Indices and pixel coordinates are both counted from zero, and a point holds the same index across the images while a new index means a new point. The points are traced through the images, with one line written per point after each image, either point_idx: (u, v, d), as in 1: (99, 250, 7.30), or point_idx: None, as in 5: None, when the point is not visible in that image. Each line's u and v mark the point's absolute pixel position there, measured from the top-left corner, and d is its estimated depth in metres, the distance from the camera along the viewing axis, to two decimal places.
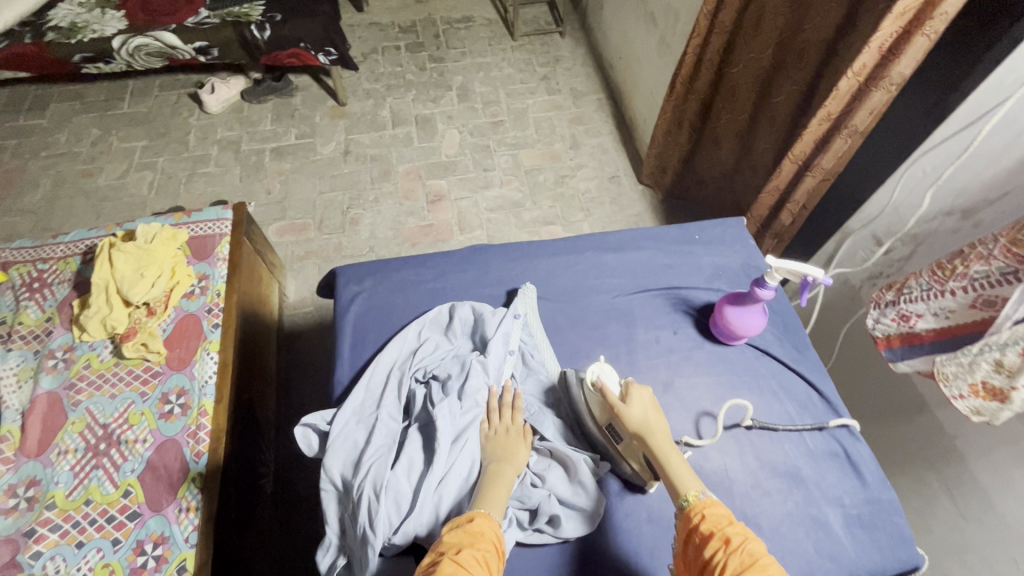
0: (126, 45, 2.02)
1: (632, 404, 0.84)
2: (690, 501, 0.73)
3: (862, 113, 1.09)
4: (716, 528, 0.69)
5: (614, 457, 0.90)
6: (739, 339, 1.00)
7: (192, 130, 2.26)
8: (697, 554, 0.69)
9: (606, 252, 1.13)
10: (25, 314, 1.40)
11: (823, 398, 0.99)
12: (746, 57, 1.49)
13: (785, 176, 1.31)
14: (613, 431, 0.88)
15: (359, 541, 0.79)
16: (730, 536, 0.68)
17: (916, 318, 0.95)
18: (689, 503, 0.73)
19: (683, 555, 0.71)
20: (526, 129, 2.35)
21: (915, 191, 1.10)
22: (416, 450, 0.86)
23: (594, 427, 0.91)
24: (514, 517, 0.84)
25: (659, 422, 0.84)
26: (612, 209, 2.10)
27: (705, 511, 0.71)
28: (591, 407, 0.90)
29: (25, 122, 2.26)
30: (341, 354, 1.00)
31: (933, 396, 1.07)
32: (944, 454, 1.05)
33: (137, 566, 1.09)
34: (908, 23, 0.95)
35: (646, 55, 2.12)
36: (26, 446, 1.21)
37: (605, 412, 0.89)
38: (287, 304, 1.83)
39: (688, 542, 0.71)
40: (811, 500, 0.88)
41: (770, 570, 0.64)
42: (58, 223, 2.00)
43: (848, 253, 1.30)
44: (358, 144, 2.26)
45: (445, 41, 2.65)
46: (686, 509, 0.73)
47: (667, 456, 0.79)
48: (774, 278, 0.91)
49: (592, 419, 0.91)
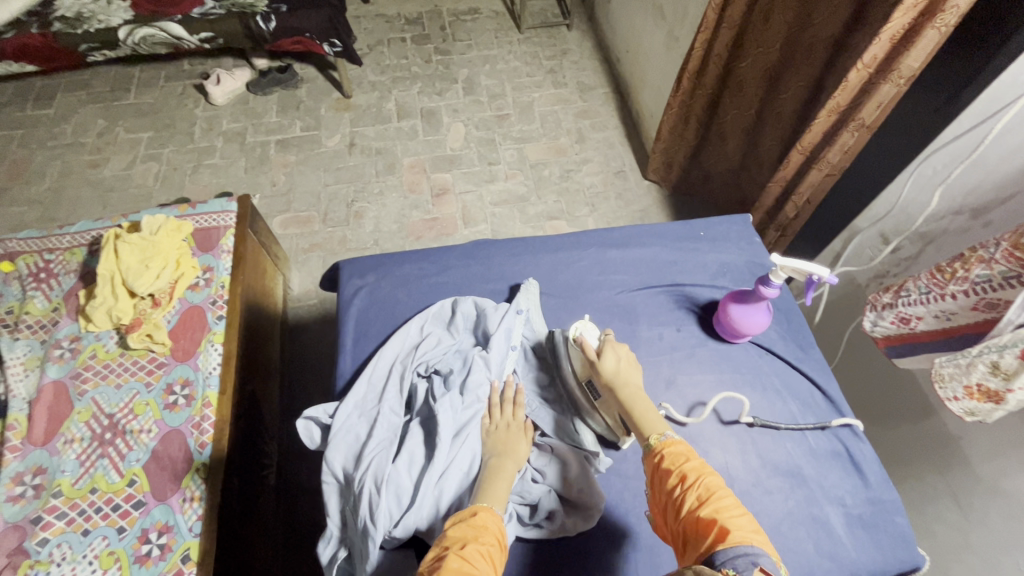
0: (132, 36, 2.02)
1: (605, 357, 0.87)
2: (653, 442, 0.76)
3: (870, 106, 1.08)
4: (675, 466, 0.72)
5: (593, 416, 0.92)
6: (741, 337, 1.00)
7: (198, 122, 2.26)
8: (661, 492, 0.71)
9: (610, 248, 1.13)
10: (31, 303, 1.41)
11: (827, 397, 0.98)
12: (754, 51, 1.47)
13: (792, 166, 1.31)
14: (591, 386, 0.91)
15: (360, 535, 0.79)
16: (689, 474, 0.70)
17: (917, 320, 0.94)
18: (652, 443, 0.76)
19: (651, 497, 0.73)
20: (532, 122, 2.33)
21: (924, 189, 1.08)
22: (417, 444, 0.86)
23: (575, 384, 0.93)
24: (514, 512, 0.84)
25: (632, 374, 0.87)
26: (617, 204, 2.09)
27: (664, 450, 0.73)
28: (573, 363, 0.93)
29: (31, 112, 2.27)
30: (343, 347, 1.01)
31: (938, 396, 1.06)
32: (948, 454, 1.04)
33: (141, 555, 1.11)
34: (919, 14, 0.94)
35: (654, 48, 2.09)
36: (32, 434, 1.23)
37: (586, 368, 0.91)
38: (291, 296, 1.84)
39: (653, 482, 0.73)
40: (812, 500, 0.88)
41: (726, 502, 0.66)
42: (64, 214, 2.01)
43: (855, 251, 1.28)
44: (363, 137, 2.25)
45: (452, 33, 2.64)
46: (650, 449, 0.76)
47: (635, 403, 0.82)
48: (779, 277, 0.90)
49: (574, 377, 0.93)
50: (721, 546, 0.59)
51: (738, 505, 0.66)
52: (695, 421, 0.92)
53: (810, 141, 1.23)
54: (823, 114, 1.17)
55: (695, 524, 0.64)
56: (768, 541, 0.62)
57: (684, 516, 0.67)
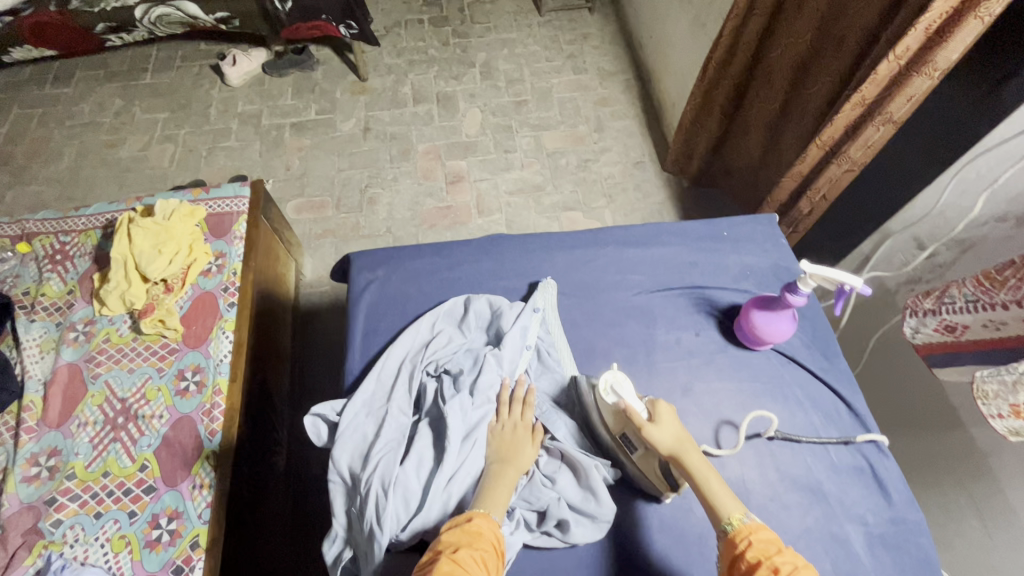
0: (148, 15, 2.00)
1: (659, 425, 0.78)
2: (734, 528, 0.69)
3: (899, 100, 1.01)
4: (763, 557, 0.65)
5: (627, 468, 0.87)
6: (764, 344, 0.96)
7: (213, 103, 2.24)
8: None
9: (628, 247, 1.09)
10: (47, 285, 1.42)
11: (851, 411, 0.94)
12: (784, 42, 1.39)
13: (810, 161, 1.24)
14: (627, 441, 0.85)
15: (366, 537, 0.78)
16: (779, 565, 0.63)
17: (963, 329, 0.90)
18: (733, 527, 0.69)
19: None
20: (550, 109, 2.28)
21: (967, 193, 1.02)
22: (425, 446, 0.84)
23: (607, 436, 0.88)
24: (521, 518, 0.82)
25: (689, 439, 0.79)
26: (635, 196, 2.04)
27: (751, 538, 0.67)
28: (603, 415, 0.87)
29: (50, 91, 2.27)
30: (352, 342, 0.99)
31: (969, 411, 1.01)
32: (976, 472, 1.00)
33: (151, 540, 1.12)
34: (961, 2, 0.87)
35: (679, 34, 2.01)
36: (48, 416, 1.24)
37: (619, 422, 0.85)
38: (304, 282, 1.83)
39: (732, 570, 0.67)
40: (832, 517, 0.85)
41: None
42: (82, 194, 2.02)
43: (885, 256, 1.22)
44: (378, 121, 2.22)
45: (470, 15, 2.57)
46: (729, 534, 0.69)
47: (703, 476, 0.75)
48: (807, 285, 0.86)
49: (605, 428, 0.88)
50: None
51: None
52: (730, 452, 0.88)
53: (830, 136, 1.16)
54: (847, 106, 1.09)
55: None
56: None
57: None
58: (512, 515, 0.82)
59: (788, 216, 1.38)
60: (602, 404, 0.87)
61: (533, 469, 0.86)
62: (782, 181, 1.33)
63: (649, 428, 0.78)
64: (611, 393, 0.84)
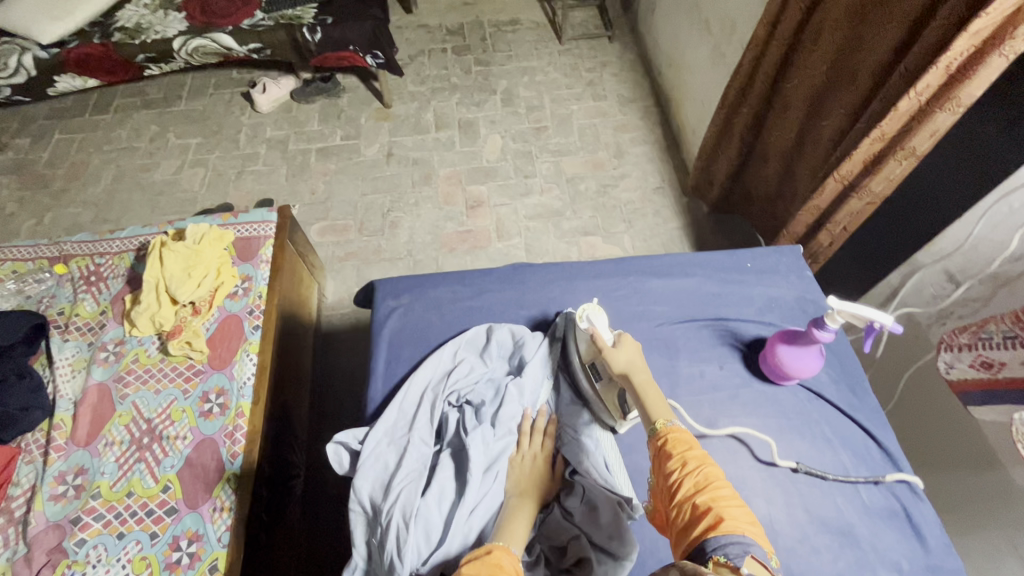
0: (186, 46, 2.09)
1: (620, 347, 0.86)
2: (657, 427, 0.74)
3: (921, 135, 1.01)
4: (677, 451, 0.70)
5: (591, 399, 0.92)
6: (789, 379, 0.94)
7: (243, 129, 2.32)
8: (659, 476, 0.70)
9: (650, 277, 1.08)
10: (82, 306, 1.47)
11: (883, 450, 0.91)
12: (801, 73, 1.40)
13: (828, 193, 1.23)
14: (595, 370, 0.92)
15: (387, 570, 0.77)
16: (689, 461, 0.69)
17: (1000, 366, 0.88)
18: (656, 428, 0.74)
19: (650, 478, 0.73)
20: (570, 135, 2.30)
21: (1000, 228, 1.00)
22: (447, 478, 0.84)
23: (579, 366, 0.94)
24: (542, 555, 0.81)
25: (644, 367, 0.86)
26: (655, 222, 2.04)
27: (669, 435, 0.72)
28: (580, 345, 0.94)
29: (91, 118, 2.37)
30: (375, 370, 1.00)
31: (1007, 451, 0.98)
32: (1016, 517, 0.96)
33: (171, 562, 1.12)
34: (983, 40, 0.87)
35: (699, 62, 2.04)
36: (76, 435, 1.27)
37: (591, 351, 0.92)
38: (326, 304, 1.86)
39: (653, 464, 0.73)
40: (864, 562, 0.82)
41: (723, 491, 0.65)
42: (116, 216, 2.09)
43: (915, 289, 1.19)
44: (401, 147, 2.27)
45: (492, 44, 2.64)
46: (652, 433, 0.75)
47: (644, 389, 0.81)
48: (835, 321, 0.85)
49: (579, 360, 0.95)
50: (713, 532, 0.59)
51: (735, 496, 0.65)
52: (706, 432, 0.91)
53: (848, 170, 1.15)
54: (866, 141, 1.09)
55: (690, 510, 0.64)
56: (761, 531, 0.61)
57: (679, 501, 0.66)
58: (531, 550, 0.81)
59: (809, 248, 1.36)
60: (581, 336, 0.94)
61: (556, 502, 0.85)
62: (798, 214, 1.33)
63: (609, 348, 0.86)
64: (585, 321, 0.93)
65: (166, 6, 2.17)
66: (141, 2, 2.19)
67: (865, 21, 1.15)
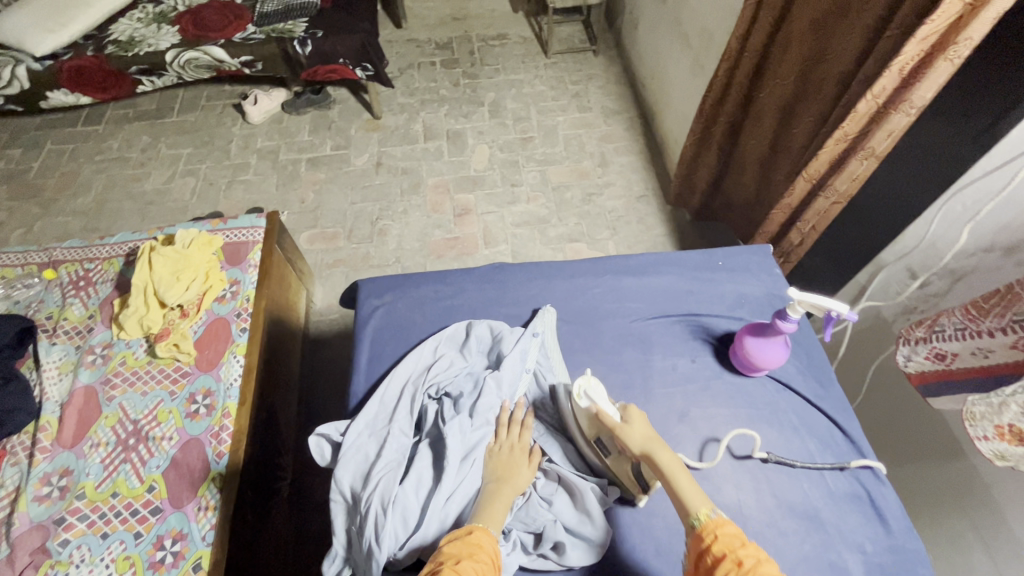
0: (178, 58, 2.13)
1: (631, 425, 0.82)
2: (700, 519, 0.70)
3: (880, 135, 1.06)
4: (728, 550, 0.66)
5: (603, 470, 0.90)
6: (758, 371, 0.98)
7: (235, 139, 2.36)
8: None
9: (626, 275, 1.12)
10: (70, 310, 1.48)
11: (848, 438, 0.95)
12: (772, 82, 1.46)
13: (797, 194, 1.28)
14: (601, 444, 0.89)
15: (365, 556, 0.79)
16: (743, 559, 0.64)
17: (953, 357, 0.92)
18: (700, 522, 0.70)
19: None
20: (556, 145, 2.36)
21: (955, 225, 1.05)
22: (425, 467, 0.86)
23: (583, 441, 0.91)
24: (518, 540, 0.84)
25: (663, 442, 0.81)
26: (638, 228, 2.09)
27: (717, 532, 0.67)
28: (579, 421, 0.90)
29: (83, 129, 2.41)
30: (357, 365, 1.03)
31: (967, 440, 1.01)
32: (979, 503, 0.99)
33: (155, 561, 1.13)
34: (931, 46, 0.92)
35: (679, 74, 2.11)
36: (62, 437, 1.28)
37: (593, 427, 0.88)
38: (314, 310, 1.89)
39: (698, 564, 0.67)
40: (830, 545, 0.85)
41: None
42: (106, 224, 2.11)
43: (881, 286, 1.24)
44: (390, 156, 2.31)
45: (480, 58, 2.71)
46: (696, 529, 0.70)
47: (675, 474, 0.75)
48: (796, 311, 0.89)
49: (580, 433, 0.91)
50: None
51: None
52: (709, 464, 0.90)
53: (815, 170, 1.20)
54: (830, 142, 1.15)
55: None
56: None
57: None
58: (508, 536, 0.83)
59: (782, 248, 1.41)
60: (578, 411, 0.90)
61: (531, 489, 0.87)
62: (772, 214, 1.38)
63: (621, 428, 0.82)
64: (584, 398, 0.88)
65: (160, 20, 2.22)
66: (134, 17, 2.24)
67: (828, 32, 1.21)
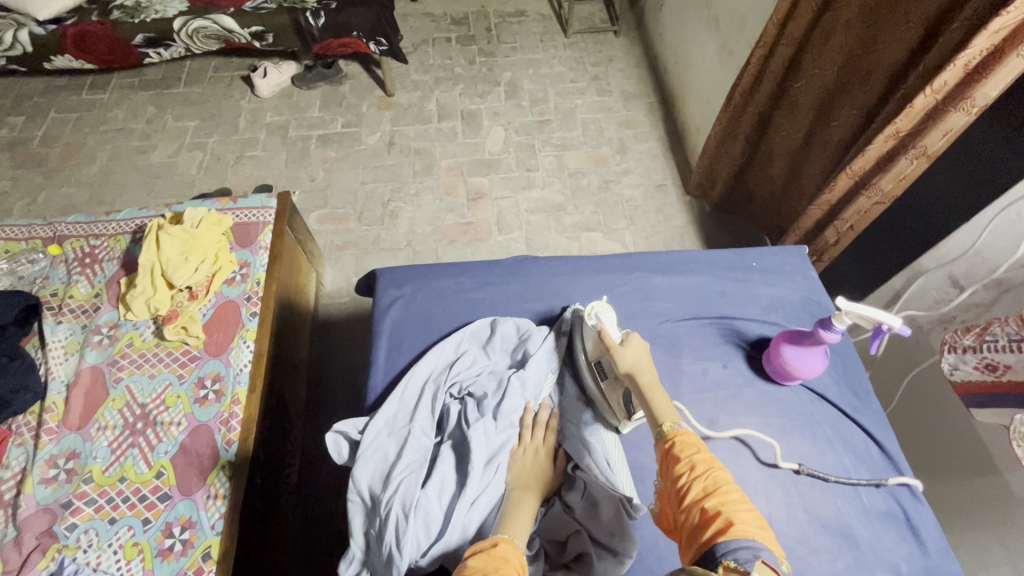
0: (186, 27, 2.05)
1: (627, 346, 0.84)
2: (665, 429, 0.73)
3: (935, 134, 1.01)
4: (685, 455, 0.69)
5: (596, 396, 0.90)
6: (793, 379, 0.94)
7: (243, 113, 2.29)
8: (667, 480, 0.69)
9: (655, 274, 1.08)
10: (76, 288, 1.44)
11: (884, 452, 0.91)
12: (810, 73, 1.39)
13: (838, 190, 1.23)
14: (600, 368, 0.89)
15: (385, 562, 0.77)
16: (697, 464, 0.67)
17: (1005, 369, 0.88)
18: (664, 429, 0.73)
19: (660, 484, 0.71)
20: (573, 130, 2.29)
21: (1008, 234, 0.99)
22: (447, 470, 0.83)
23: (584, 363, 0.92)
24: (542, 550, 0.81)
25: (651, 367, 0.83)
26: (657, 219, 2.04)
27: (678, 437, 0.70)
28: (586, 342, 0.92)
29: (87, 97, 2.33)
30: (376, 360, 0.99)
31: (1005, 457, 0.98)
32: (1012, 521, 0.96)
33: (164, 549, 1.11)
34: (1002, 40, 0.87)
35: (705, 60, 2.02)
36: (69, 419, 1.25)
37: (597, 348, 0.90)
38: (324, 293, 1.84)
39: (662, 471, 0.71)
40: (863, 564, 0.82)
41: (732, 495, 0.64)
42: (111, 197, 2.06)
43: (918, 293, 1.19)
44: (402, 136, 2.25)
45: (497, 35, 2.61)
46: (661, 435, 0.73)
47: (652, 392, 0.78)
48: (842, 322, 0.84)
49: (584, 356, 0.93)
50: (722, 538, 0.58)
51: (744, 499, 0.64)
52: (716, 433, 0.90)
53: (859, 167, 1.15)
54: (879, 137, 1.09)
55: (698, 515, 0.63)
56: (772, 535, 0.60)
57: (688, 505, 0.65)
58: (532, 545, 0.80)
59: (815, 246, 1.36)
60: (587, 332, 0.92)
61: (556, 497, 0.85)
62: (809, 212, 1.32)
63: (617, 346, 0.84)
64: (593, 318, 0.91)
65: None
66: None
67: (879, 22, 1.14)
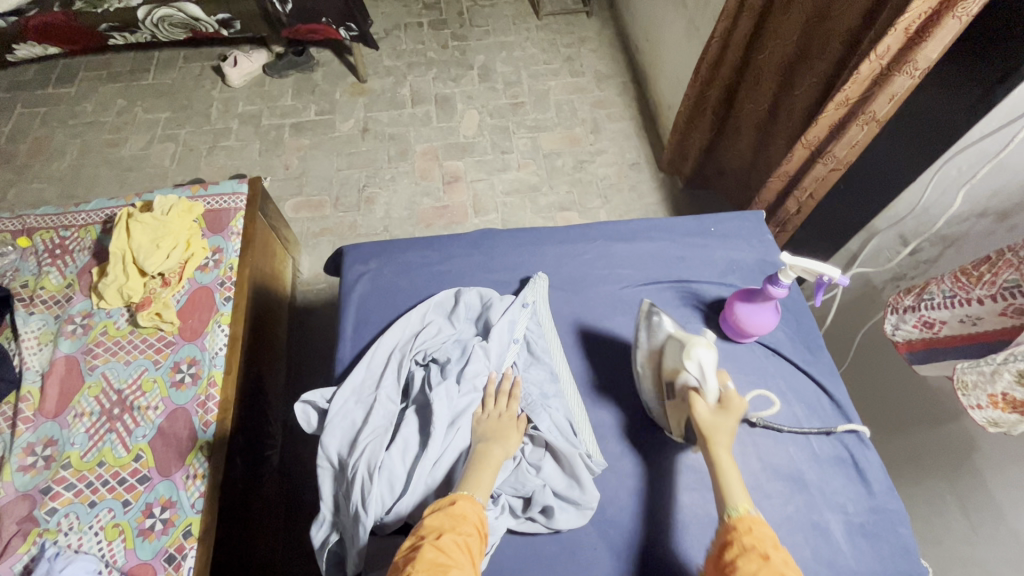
0: (150, 16, 2.03)
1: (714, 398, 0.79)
2: (736, 515, 0.70)
3: (882, 99, 1.03)
4: (758, 544, 0.67)
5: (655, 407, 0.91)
6: (748, 337, 0.98)
7: (214, 103, 2.27)
8: (727, 560, 0.67)
9: (617, 242, 1.10)
10: (47, 279, 1.44)
11: (834, 402, 0.96)
12: (773, 43, 1.42)
13: (796, 161, 1.26)
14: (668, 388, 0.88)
15: (351, 519, 0.79)
16: (771, 555, 0.65)
17: (941, 325, 0.93)
18: (735, 515, 0.70)
19: (713, 562, 0.69)
20: (547, 111, 2.30)
21: (948, 190, 1.04)
22: (411, 432, 0.86)
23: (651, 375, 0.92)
24: (506, 504, 0.84)
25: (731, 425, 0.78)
26: (631, 197, 2.06)
27: (752, 528, 0.68)
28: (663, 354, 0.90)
29: (53, 91, 2.30)
30: (343, 332, 1.01)
31: (950, 405, 1.03)
32: (958, 465, 1.01)
33: (145, 528, 1.13)
34: (939, 3, 0.89)
35: (674, 37, 2.04)
36: (45, 407, 1.26)
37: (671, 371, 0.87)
38: (302, 280, 1.85)
39: (721, 549, 0.69)
40: (812, 506, 0.86)
41: None
42: (83, 192, 2.05)
43: (872, 253, 1.23)
44: (376, 122, 2.24)
45: (469, 19, 2.61)
46: (729, 520, 0.70)
47: (723, 465, 0.75)
48: (788, 276, 0.88)
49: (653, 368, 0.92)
50: None
51: None
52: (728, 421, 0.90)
53: (815, 136, 1.18)
54: (831, 108, 1.12)
55: None
56: None
57: None
58: (496, 501, 0.83)
59: (778, 218, 1.40)
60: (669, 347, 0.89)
61: (519, 456, 0.87)
62: (769, 184, 1.36)
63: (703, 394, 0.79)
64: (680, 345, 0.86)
65: None
66: None
67: None
